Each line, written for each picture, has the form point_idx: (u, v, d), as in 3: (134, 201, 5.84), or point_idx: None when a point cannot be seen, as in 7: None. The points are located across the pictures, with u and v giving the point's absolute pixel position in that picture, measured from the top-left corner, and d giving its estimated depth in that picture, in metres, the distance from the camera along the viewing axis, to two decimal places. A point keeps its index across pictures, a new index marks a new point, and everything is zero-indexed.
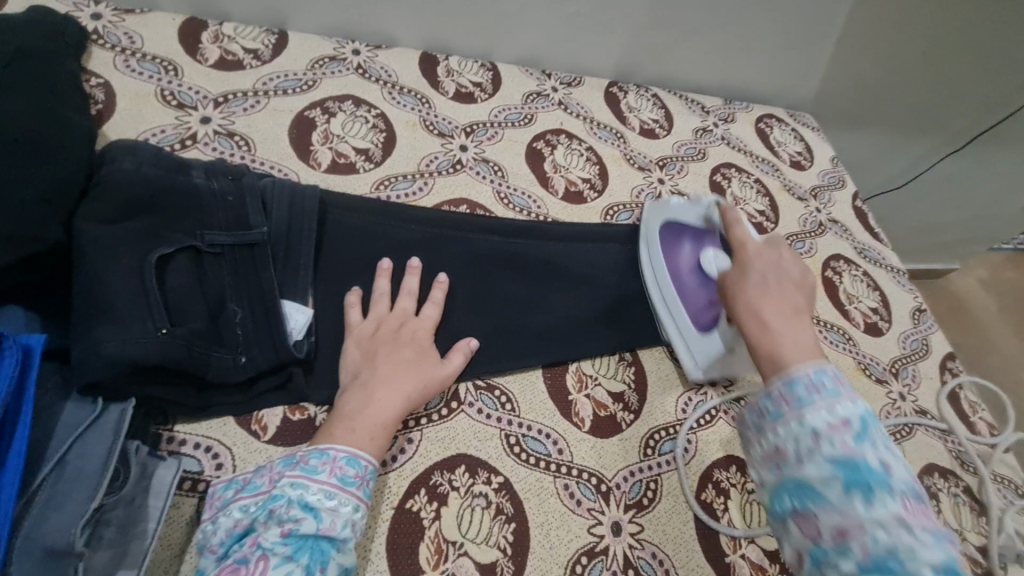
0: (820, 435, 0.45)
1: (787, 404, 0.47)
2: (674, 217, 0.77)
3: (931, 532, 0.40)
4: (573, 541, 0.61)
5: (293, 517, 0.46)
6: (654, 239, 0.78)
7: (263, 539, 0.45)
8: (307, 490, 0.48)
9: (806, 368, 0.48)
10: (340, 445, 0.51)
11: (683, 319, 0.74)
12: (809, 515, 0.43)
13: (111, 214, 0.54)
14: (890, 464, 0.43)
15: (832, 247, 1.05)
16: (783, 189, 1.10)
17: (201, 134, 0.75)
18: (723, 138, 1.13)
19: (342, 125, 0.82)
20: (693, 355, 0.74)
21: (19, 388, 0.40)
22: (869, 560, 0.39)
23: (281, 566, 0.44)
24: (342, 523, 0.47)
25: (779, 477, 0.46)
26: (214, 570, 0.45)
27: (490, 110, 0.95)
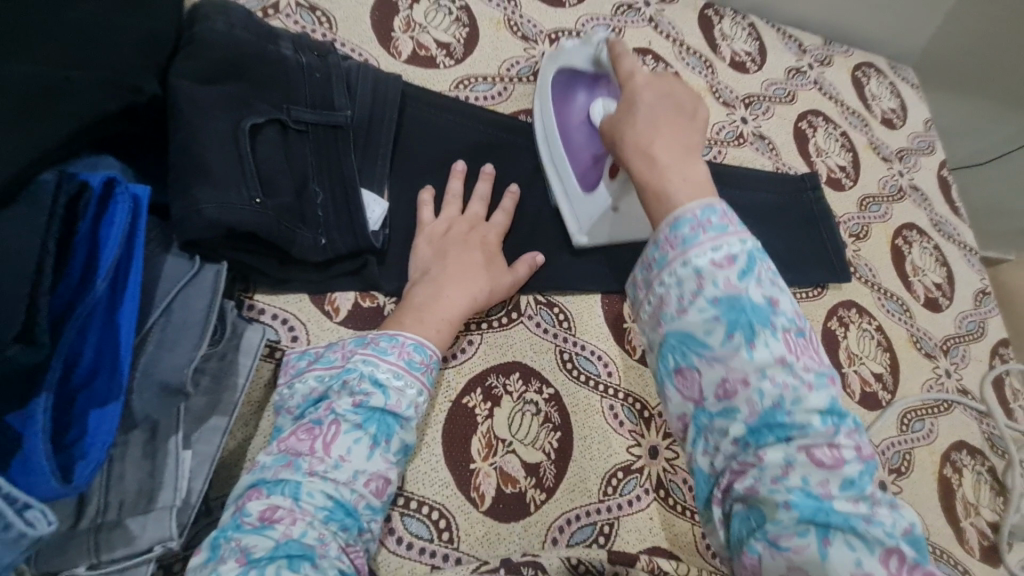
0: (703, 276, 0.43)
1: (674, 238, 0.45)
2: (567, 61, 0.69)
3: (809, 375, 0.42)
4: (612, 457, 0.64)
5: (364, 389, 0.48)
6: (546, 90, 0.71)
7: (337, 405, 0.48)
8: (377, 367, 0.50)
9: (694, 207, 0.46)
10: (408, 332, 0.53)
11: (570, 183, 0.68)
12: (692, 373, 0.43)
13: (204, 74, 0.53)
14: (776, 298, 0.44)
15: (908, 215, 1.00)
16: (868, 147, 1.03)
17: (283, 5, 0.70)
18: (816, 83, 1.04)
19: (425, 13, 0.77)
20: (579, 218, 0.68)
21: (130, 234, 0.40)
22: (755, 417, 0.41)
23: (351, 431, 0.47)
24: (407, 403, 0.50)
25: (664, 332, 0.45)
26: (292, 426, 0.48)
27: (578, 18, 0.88)
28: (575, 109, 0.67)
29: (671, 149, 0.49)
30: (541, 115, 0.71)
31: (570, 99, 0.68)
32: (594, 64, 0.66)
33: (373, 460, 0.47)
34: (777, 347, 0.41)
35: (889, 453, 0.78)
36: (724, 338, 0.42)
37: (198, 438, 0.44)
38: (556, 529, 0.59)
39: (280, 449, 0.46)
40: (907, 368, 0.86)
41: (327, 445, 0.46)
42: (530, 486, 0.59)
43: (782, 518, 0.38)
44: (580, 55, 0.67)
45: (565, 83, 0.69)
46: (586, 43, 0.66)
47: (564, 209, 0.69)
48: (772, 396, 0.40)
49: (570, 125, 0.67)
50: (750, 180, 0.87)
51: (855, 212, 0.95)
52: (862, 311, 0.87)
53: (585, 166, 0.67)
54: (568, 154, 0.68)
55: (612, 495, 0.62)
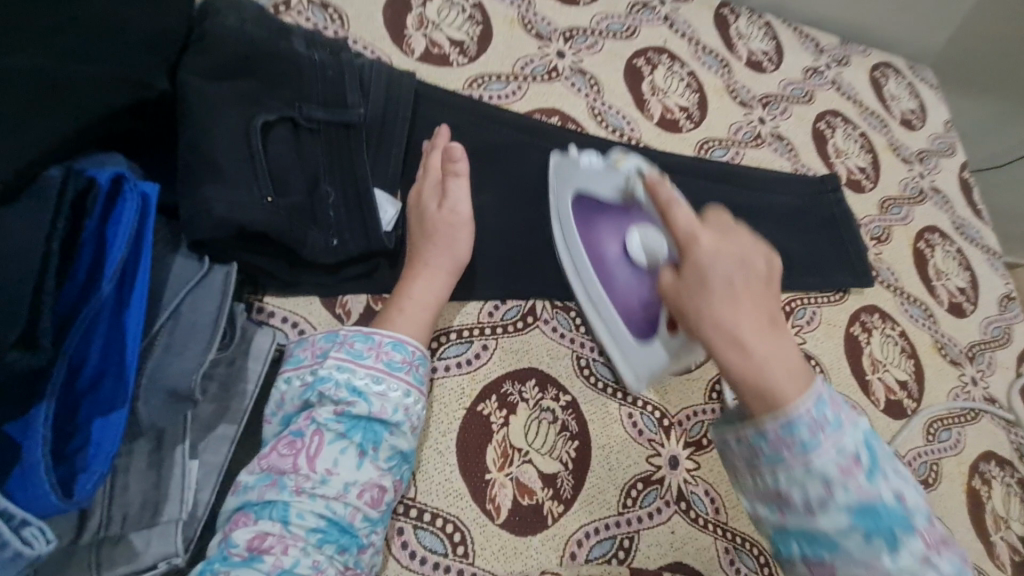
0: (833, 483, 0.38)
1: (790, 440, 0.39)
2: (586, 185, 0.64)
3: (946, 556, 0.37)
4: (632, 467, 0.61)
5: (343, 397, 0.45)
6: (568, 216, 0.65)
7: (316, 415, 0.45)
8: (353, 374, 0.46)
9: (807, 403, 0.40)
10: (384, 330, 0.49)
11: (619, 325, 0.63)
12: (825, 566, 0.39)
13: (214, 70, 0.51)
14: (906, 494, 0.38)
15: (930, 218, 0.97)
16: (889, 148, 1.01)
17: (294, 2, 0.69)
18: (834, 83, 1.02)
19: (437, 10, 0.76)
20: (634, 367, 0.63)
21: (138, 234, 0.39)
22: (880, 573, 0.37)
23: (336, 441, 0.44)
24: (392, 407, 0.46)
25: (784, 519, 0.41)
26: (270, 442, 0.45)
27: (593, 16, 0.86)
28: (606, 242, 0.63)
29: (761, 332, 0.43)
30: (568, 247, 0.65)
31: (596, 228, 0.64)
32: (622, 192, 0.61)
33: (363, 470, 0.44)
34: (923, 547, 0.37)
35: (915, 464, 0.75)
36: (863, 543, 0.37)
37: (205, 447, 0.43)
38: (574, 543, 0.56)
39: (262, 467, 0.43)
40: (933, 375, 0.83)
41: (311, 459, 0.43)
42: (548, 498, 0.57)
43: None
44: (605, 183, 0.62)
45: (586, 215, 0.64)
46: (612, 170, 0.62)
47: (617, 357, 0.64)
48: (911, 557, 0.36)
49: (607, 262, 0.62)
50: (769, 182, 0.85)
51: (876, 215, 0.93)
52: (886, 316, 0.84)
53: (633, 311, 0.61)
54: (609, 293, 0.63)
55: (632, 507, 0.60)
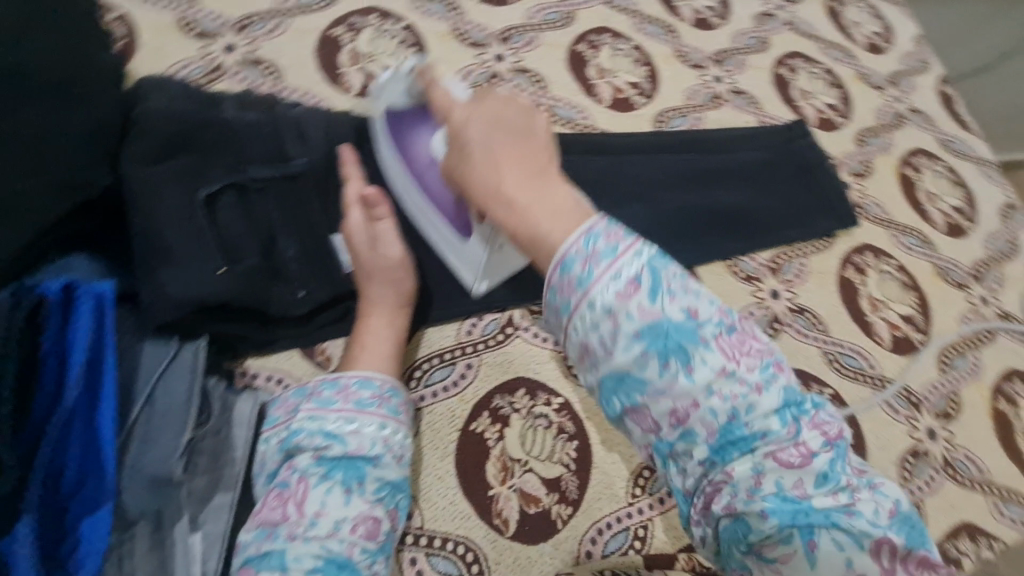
0: (614, 313, 0.37)
1: (568, 282, 0.39)
2: (390, 102, 0.60)
3: (752, 365, 0.38)
4: (635, 457, 0.62)
5: (320, 442, 0.47)
6: (385, 140, 0.62)
7: (297, 463, 0.46)
8: (325, 420, 0.48)
9: (575, 239, 0.39)
10: (349, 372, 0.51)
11: (439, 220, 0.60)
12: (640, 411, 0.38)
13: (153, 153, 0.53)
14: (695, 308, 0.38)
15: (912, 141, 0.94)
16: (857, 79, 0.98)
17: (228, 65, 0.71)
18: (788, 23, 0.99)
19: (369, 41, 0.76)
20: (467, 267, 0.61)
21: (99, 333, 0.41)
22: (714, 435, 0.37)
23: (320, 484, 0.46)
24: (370, 442, 0.48)
25: (597, 375, 0.40)
26: (258, 498, 0.46)
27: (526, 11, 0.86)
28: (418, 145, 0.59)
29: (527, 186, 0.42)
30: (393, 167, 0.63)
31: (412, 137, 0.59)
32: (411, 96, 0.59)
33: (351, 505, 0.46)
34: (717, 361, 0.37)
35: (932, 398, 0.74)
36: (660, 369, 0.38)
37: (205, 520, 0.44)
38: (588, 541, 0.57)
39: (255, 524, 0.44)
40: (939, 304, 0.81)
41: (300, 506, 0.45)
42: (555, 502, 0.58)
43: (762, 529, 0.36)
44: (398, 91, 0.59)
45: (398, 126, 0.61)
46: (395, 77, 0.59)
47: (454, 262, 0.63)
48: (725, 411, 0.37)
49: (424, 168, 0.59)
50: (733, 141, 0.83)
51: (854, 150, 0.90)
52: (879, 253, 0.82)
53: (450, 209, 0.58)
54: (428, 198, 0.60)
55: (641, 497, 0.60)
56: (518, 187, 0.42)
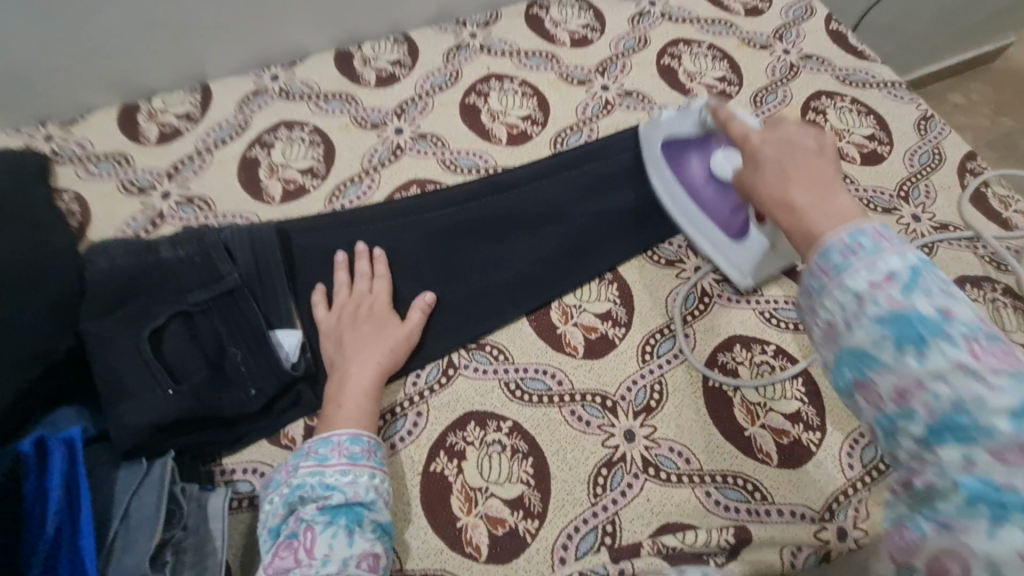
0: (941, 307, 0.38)
1: (825, 267, 0.41)
2: (671, 133, 0.78)
3: (1001, 371, 0.35)
4: (591, 458, 0.65)
5: (321, 494, 0.55)
6: (661, 162, 0.79)
7: (304, 514, 0.54)
8: (324, 474, 0.56)
9: (838, 234, 0.42)
10: (340, 430, 0.59)
11: (715, 230, 0.75)
12: (928, 402, 0.36)
13: (105, 306, 0.62)
14: (951, 308, 0.38)
15: (810, 87, 0.97)
16: (742, 45, 1.02)
17: (167, 209, 0.82)
18: (663, 15, 1.05)
19: (282, 153, 0.87)
20: (738, 266, 0.75)
21: (72, 471, 0.51)
22: (937, 419, 0.35)
23: (326, 530, 0.54)
24: (364, 489, 0.56)
25: (834, 350, 0.41)
26: (271, 549, 0.54)
27: (416, 83, 0.95)
28: (694, 171, 0.75)
29: (810, 188, 0.47)
30: (673, 196, 0.79)
31: (687, 163, 0.76)
32: (699, 125, 0.75)
33: (354, 545, 0.53)
34: (958, 354, 0.36)
35: None
36: (908, 359, 0.37)
37: None
38: (559, 548, 0.61)
39: (270, 573, 0.52)
40: None
41: (309, 550, 0.53)
42: (521, 519, 0.62)
43: (949, 500, 0.34)
44: (685, 123, 0.77)
45: (676, 151, 0.77)
46: (688, 113, 0.77)
47: (720, 261, 0.76)
48: (955, 399, 0.35)
49: (699, 185, 0.75)
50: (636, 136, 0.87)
51: (752, 112, 0.94)
52: None
53: (726, 217, 0.73)
54: (704, 212, 0.76)
55: (603, 494, 0.63)
56: (806, 194, 0.47)
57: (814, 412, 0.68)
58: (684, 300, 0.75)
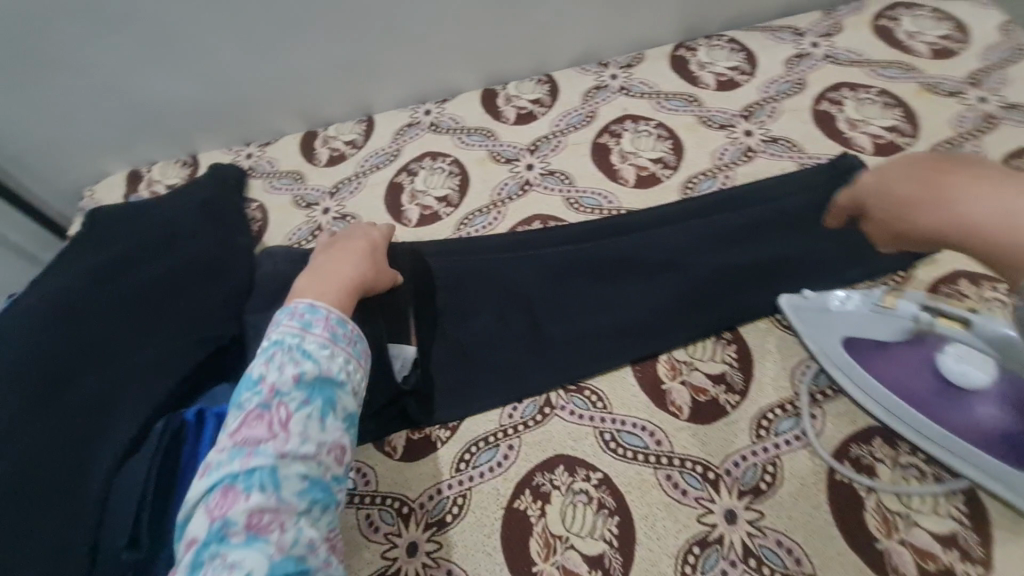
0: None
1: None
2: (857, 332, 0.63)
3: None
4: (683, 532, 0.60)
5: (298, 368, 0.54)
6: (853, 366, 0.63)
7: (280, 387, 0.53)
8: (305, 342, 0.56)
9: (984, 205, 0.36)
10: (333, 309, 0.60)
11: (984, 455, 0.55)
12: None
13: (265, 303, 0.74)
14: None
15: (1011, 143, 0.82)
16: (923, 90, 0.89)
17: (325, 224, 0.94)
18: (827, 57, 0.96)
19: (424, 181, 0.95)
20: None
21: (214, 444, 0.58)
22: None
23: (301, 408, 0.53)
24: (340, 368, 0.57)
25: None
26: (240, 414, 0.52)
27: (552, 121, 0.98)
28: (927, 396, 0.59)
29: None
30: (894, 407, 0.60)
31: (886, 363, 0.62)
32: (909, 330, 0.60)
33: (328, 431, 0.53)
34: None
35: None
36: None
37: None
38: None
39: (239, 438, 0.50)
40: None
41: (281, 425, 0.51)
42: None
43: None
44: (884, 326, 0.61)
45: (868, 356, 0.63)
46: (887, 314, 0.60)
47: (996, 486, 0.54)
48: None
49: (904, 371, 0.61)
50: (773, 188, 0.81)
51: None
52: (977, 278, 0.71)
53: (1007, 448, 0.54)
54: (959, 433, 0.57)
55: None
56: None
57: (976, 540, 0.56)
58: (815, 375, 0.67)
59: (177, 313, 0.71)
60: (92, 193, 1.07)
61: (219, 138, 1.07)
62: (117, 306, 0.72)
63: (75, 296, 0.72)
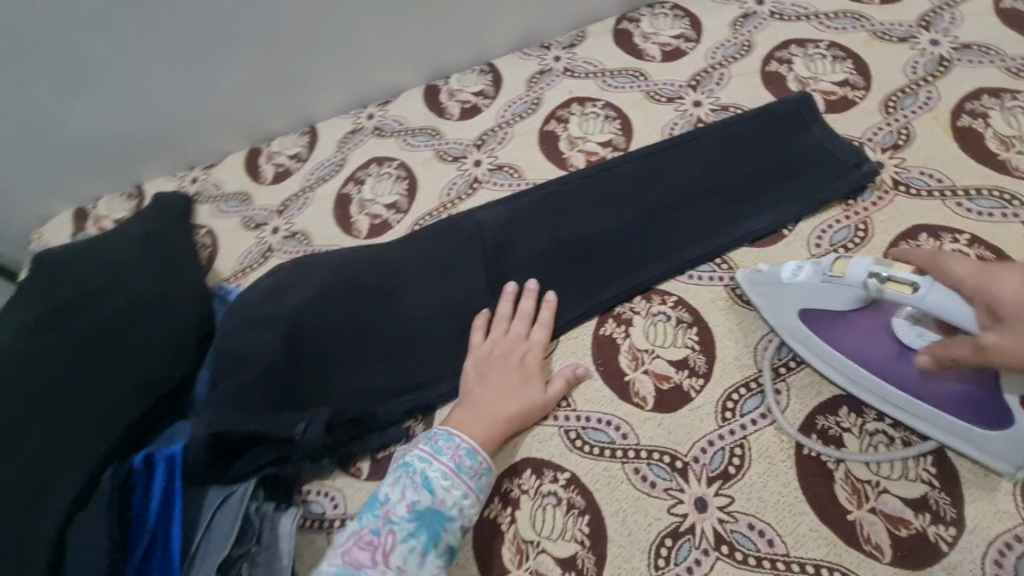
0: None
1: None
2: (812, 304, 0.59)
3: None
4: (654, 524, 0.60)
5: (417, 487, 0.59)
6: (812, 339, 0.62)
7: (392, 515, 0.58)
8: (430, 466, 0.60)
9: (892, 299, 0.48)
10: (465, 435, 0.62)
11: (949, 418, 0.55)
12: None
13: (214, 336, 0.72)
14: None
15: (966, 85, 0.79)
16: (873, 39, 0.86)
17: (275, 244, 0.91)
18: (773, 14, 0.94)
19: (372, 189, 0.93)
20: (984, 451, 0.55)
21: (166, 492, 0.58)
22: None
23: (406, 540, 0.56)
24: (451, 503, 0.59)
25: None
26: (353, 534, 0.57)
27: (498, 111, 0.96)
28: (880, 350, 0.57)
29: None
30: (857, 381, 0.60)
31: (845, 334, 0.59)
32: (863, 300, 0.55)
33: (425, 566, 0.55)
34: None
35: None
36: None
37: None
38: None
39: (345, 561, 0.55)
40: None
41: (385, 557, 0.56)
42: None
43: None
44: (838, 297, 0.56)
45: (828, 328, 0.60)
46: (839, 287, 0.55)
47: (963, 447, 0.56)
48: None
49: (872, 330, 0.57)
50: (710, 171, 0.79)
51: (882, 121, 0.79)
52: (938, 231, 0.69)
53: (963, 407, 0.54)
54: (922, 397, 0.56)
55: (666, 568, 0.57)
56: None
57: (947, 501, 0.55)
58: (778, 348, 0.66)
59: (112, 353, 0.70)
60: (40, 236, 1.05)
61: (161, 166, 1.04)
62: (48, 355, 0.70)
63: (17, 353, 0.71)
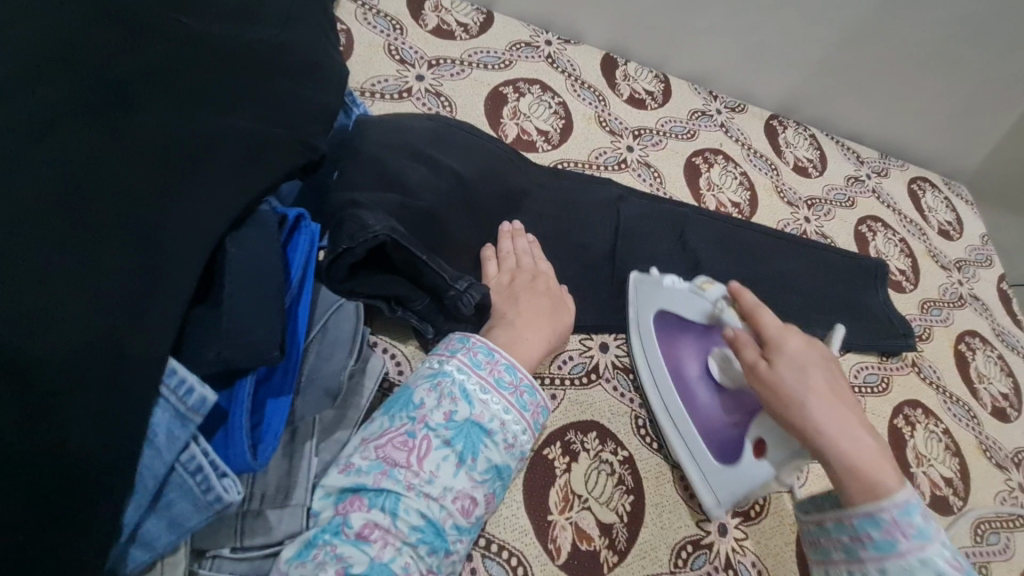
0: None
1: (907, 525, 0.48)
2: (670, 307, 0.70)
3: None
4: (682, 529, 0.65)
5: (456, 395, 0.53)
6: (651, 337, 0.71)
7: (429, 420, 0.51)
8: (469, 378, 0.54)
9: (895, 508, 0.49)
10: (505, 352, 0.57)
11: (698, 439, 0.66)
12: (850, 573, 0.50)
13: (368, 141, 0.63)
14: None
15: (971, 323, 1.02)
16: (927, 255, 1.08)
17: (416, 90, 0.84)
18: (873, 191, 1.12)
19: (528, 106, 0.90)
20: (712, 485, 0.64)
21: (305, 262, 0.49)
22: None
23: (440, 448, 0.50)
24: (490, 415, 0.53)
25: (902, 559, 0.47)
26: (385, 432, 0.51)
27: (659, 119, 1.00)
28: (686, 363, 0.68)
29: None
30: (651, 366, 0.70)
31: (678, 344, 0.69)
32: (707, 316, 0.68)
33: (459, 478, 0.49)
34: None
35: None
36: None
37: (326, 445, 0.53)
38: None
39: (378, 455, 0.49)
40: (979, 477, 0.85)
41: (419, 459, 0.49)
42: (604, 546, 0.61)
43: None
44: (692, 307, 0.69)
45: (669, 331, 0.70)
46: (699, 295, 0.68)
47: (694, 479, 0.65)
48: None
49: (688, 381, 0.68)
50: (806, 279, 0.90)
51: (916, 314, 0.99)
52: (929, 412, 0.88)
53: (716, 425, 0.65)
54: (692, 413, 0.67)
55: (682, 569, 0.62)
56: None
57: None
58: None
59: None
60: None
61: None
62: None
63: None
